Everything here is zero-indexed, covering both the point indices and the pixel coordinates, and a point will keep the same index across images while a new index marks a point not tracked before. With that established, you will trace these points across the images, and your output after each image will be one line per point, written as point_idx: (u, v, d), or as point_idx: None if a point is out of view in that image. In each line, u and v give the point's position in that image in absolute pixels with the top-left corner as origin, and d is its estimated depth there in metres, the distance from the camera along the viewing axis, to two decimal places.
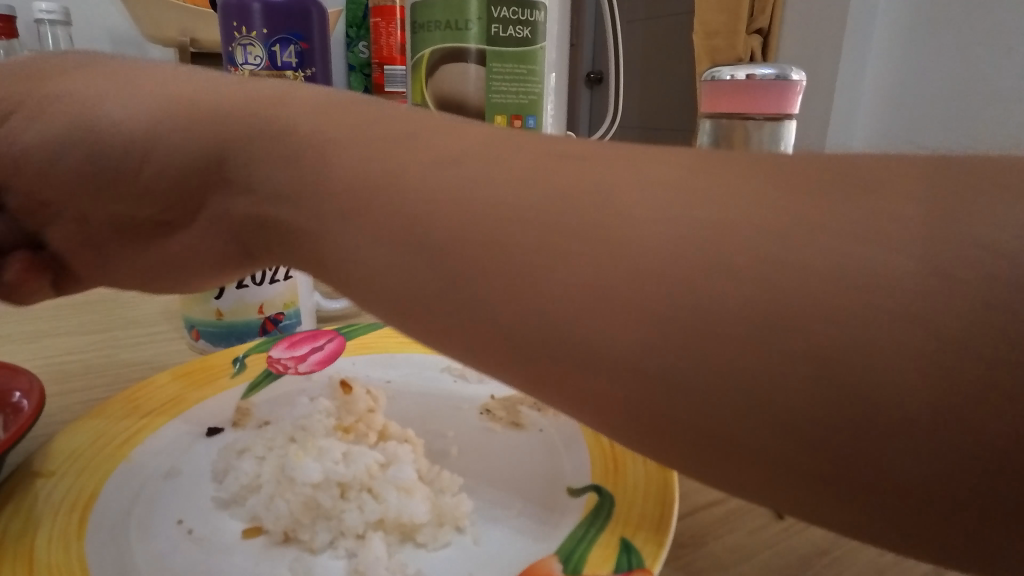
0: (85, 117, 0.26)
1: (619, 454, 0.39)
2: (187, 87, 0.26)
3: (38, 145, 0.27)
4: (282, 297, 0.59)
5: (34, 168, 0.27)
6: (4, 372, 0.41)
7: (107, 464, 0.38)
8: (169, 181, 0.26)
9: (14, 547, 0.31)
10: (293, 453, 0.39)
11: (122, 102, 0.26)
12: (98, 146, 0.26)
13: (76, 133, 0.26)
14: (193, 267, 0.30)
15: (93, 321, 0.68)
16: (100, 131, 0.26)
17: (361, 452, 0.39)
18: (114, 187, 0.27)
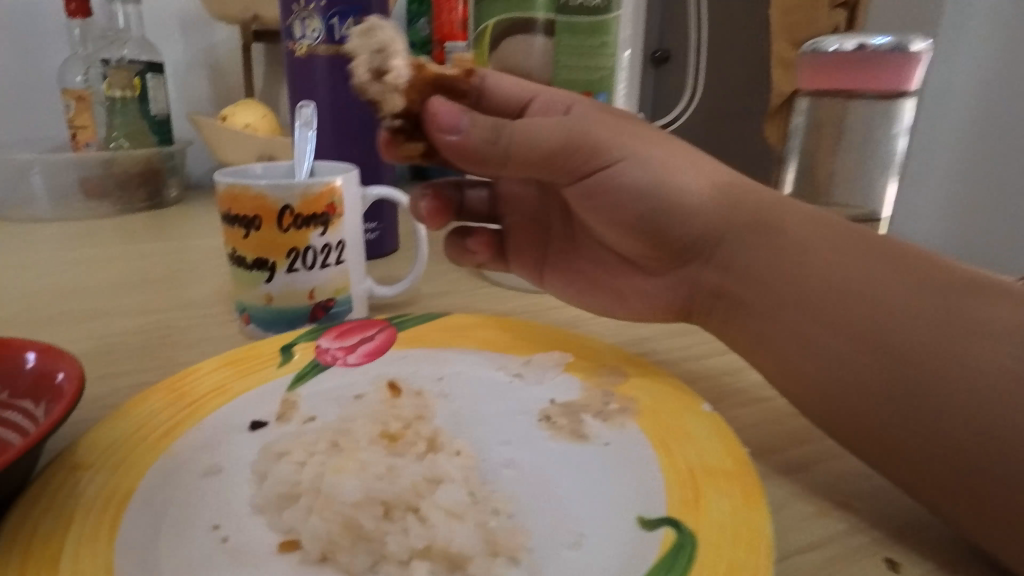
0: (724, 190, 0.47)
1: (700, 482, 0.34)
2: (731, 180, 0.48)
3: (654, 183, 0.47)
4: (333, 282, 0.57)
5: (612, 185, 0.48)
6: (48, 351, 0.39)
7: (144, 460, 0.36)
8: (691, 236, 0.48)
9: (41, 548, 0.29)
10: (334, 466, 0.36)
11: (712, 177, 0.48)
12: (682, 206, 0.47)
13: (660, 183, 0.47)
14: (609, 294, 0.57)
15: (150, 302, 0.67)
16: (654, 192, 0.47)
17: (406, 466, 0.37)
18: (627, 219, 0.50)
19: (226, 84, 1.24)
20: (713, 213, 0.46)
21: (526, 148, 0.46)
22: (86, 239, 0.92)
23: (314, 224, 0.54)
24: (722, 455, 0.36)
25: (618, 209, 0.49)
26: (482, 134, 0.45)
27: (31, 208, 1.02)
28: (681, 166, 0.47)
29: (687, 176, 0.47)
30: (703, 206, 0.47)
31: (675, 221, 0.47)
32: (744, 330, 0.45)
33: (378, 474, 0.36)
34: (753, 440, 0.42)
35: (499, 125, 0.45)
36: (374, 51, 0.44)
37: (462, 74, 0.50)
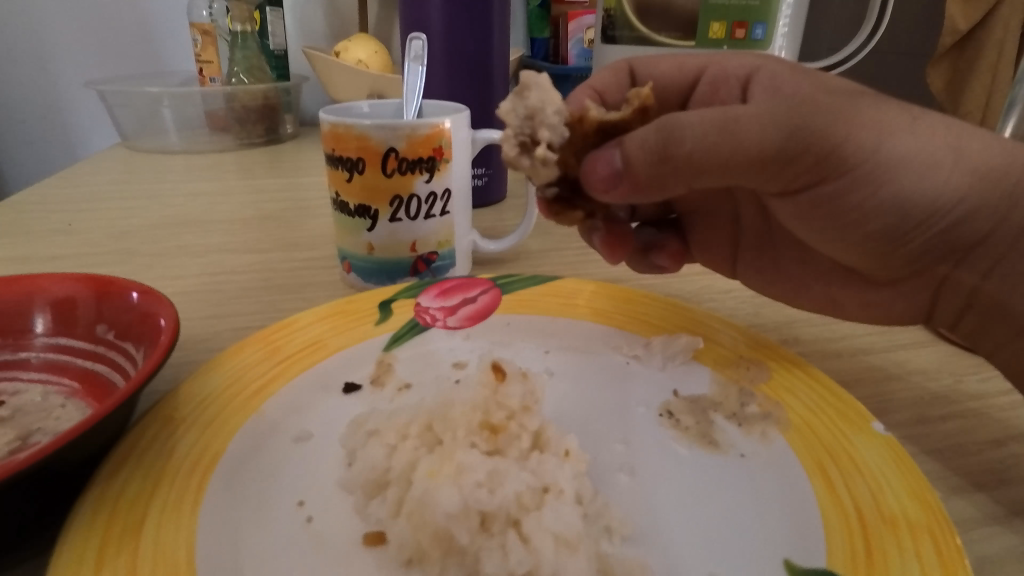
0: (974, 180, 0.35)
1: (874, 529, 0.27)
2: (973, 153, 0.36)
3: (891, 190, 0.36)
4: (437, 235, 0.53)
5: (838, 197, 0.37)
6: (148, 292, 0.37)
7: (236, 420, 0.34)
8: (938, 246, 0.38)
9: (128, 513, 0.27)
10: (426, 469, 0.32)
11: (959, 155, 0.35)
12: (922, 213, 0.37)
13: (904, 189, 0.36)
14: (822, 295, 0.49)
15: (259, 240, 0.67)
16: (893, 201, 0.36)
17: (508, 470, 0.32)
18: (853, 226, 0.39)
19: (340, 15, 1.21)
20: (968, 216, 0.36)
21: (724, 173, 0.35)
22: (208, 172, 0.95)
23: (419, 169, 0.50)
24: (902, 496, 0.28)
25: (843, 225, 0.39)
26: (652, 148, 0.34)
27: (163, 140, 1.07)
28: (921, 164, 0.35)
29: (932, 175, 0.35)
30: (962, 210, 0.36)
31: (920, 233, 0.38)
32: (1000, 338, 0.41)
33: (478, 480, 0.31)
34: (931, 475, 0.34)
35: (665, 129, 0.34)
36: (523, 116, 0.36)
37: (631, 112, 0.37)
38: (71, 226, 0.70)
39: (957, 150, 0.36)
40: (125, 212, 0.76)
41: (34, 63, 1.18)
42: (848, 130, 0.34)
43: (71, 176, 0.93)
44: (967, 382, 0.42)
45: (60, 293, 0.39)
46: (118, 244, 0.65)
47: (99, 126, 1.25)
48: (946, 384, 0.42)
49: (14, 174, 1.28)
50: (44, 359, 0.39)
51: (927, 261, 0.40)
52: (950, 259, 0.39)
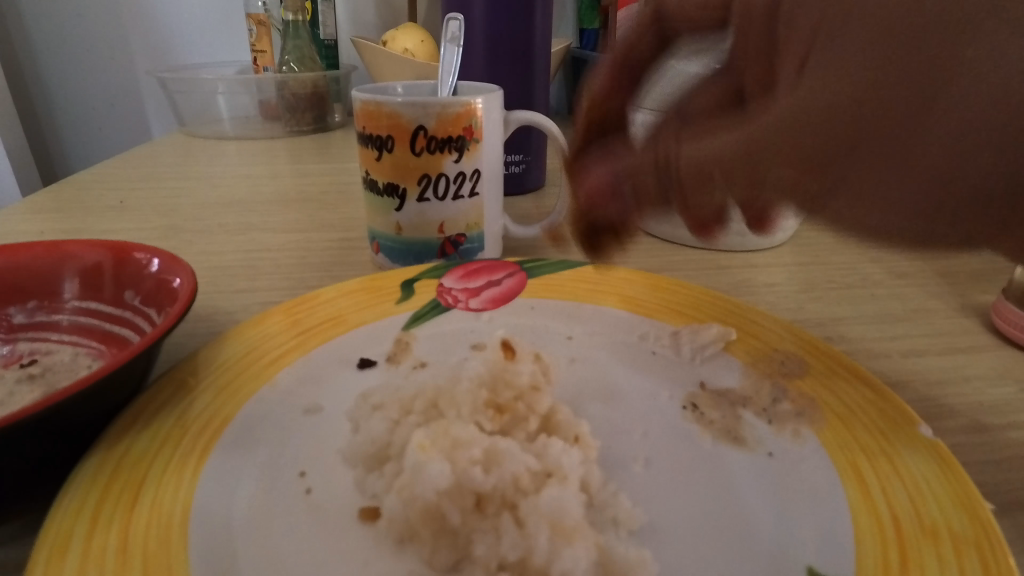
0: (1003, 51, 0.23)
1: (911, 544, 0.24)
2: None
3: (844, 83, 0.25)
4: (466, 217, 0.51)
5: (772, 138, 0.26)
6: (167, 255, 0.37)
7: (247, 388, 0.34)
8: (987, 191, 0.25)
9: (128, 471, 0.27)
10: (420, 440, 0.30)
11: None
12: (904, 124, 0.24)
13: (865, 54, 0.25)
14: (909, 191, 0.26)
15: (297, 221, 0.68)
16: (852, 105, 0.25)
17: (509, 450, 0.30)
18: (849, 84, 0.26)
19: (391, 6, 1.22)
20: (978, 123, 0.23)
21: (696, 148, 0.29)
22: (257, 157, 0.97)
23: (448, 148, 0.49)
24: (947, 506, 0.25)
25: (767, 166, 0.27)
26: (651, 184, 0.31)
27: (218, 126, 1.11)
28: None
29: (911, 22, 0.24)
30: (971, 92, 0.23)
31: (915, 142, 0.25)
32: None
33: (474, 458, 0.29)
34: (989, 488, 0.30)
35: (661, 156, 0.30)
36: None
37: None
38: (124, 204, 0.73)
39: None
40: (175, 191, 0.79)
41: (104, 53, 1.25)
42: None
43: (130, 157, 0.97)
44: None
45: (91, 259, 0.40)
46: (165, 221, 0.68)
47: (161, 113, 1.31)
48: (1011, 393, 0.38)
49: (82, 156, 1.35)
50: (74, 322, 0.40)
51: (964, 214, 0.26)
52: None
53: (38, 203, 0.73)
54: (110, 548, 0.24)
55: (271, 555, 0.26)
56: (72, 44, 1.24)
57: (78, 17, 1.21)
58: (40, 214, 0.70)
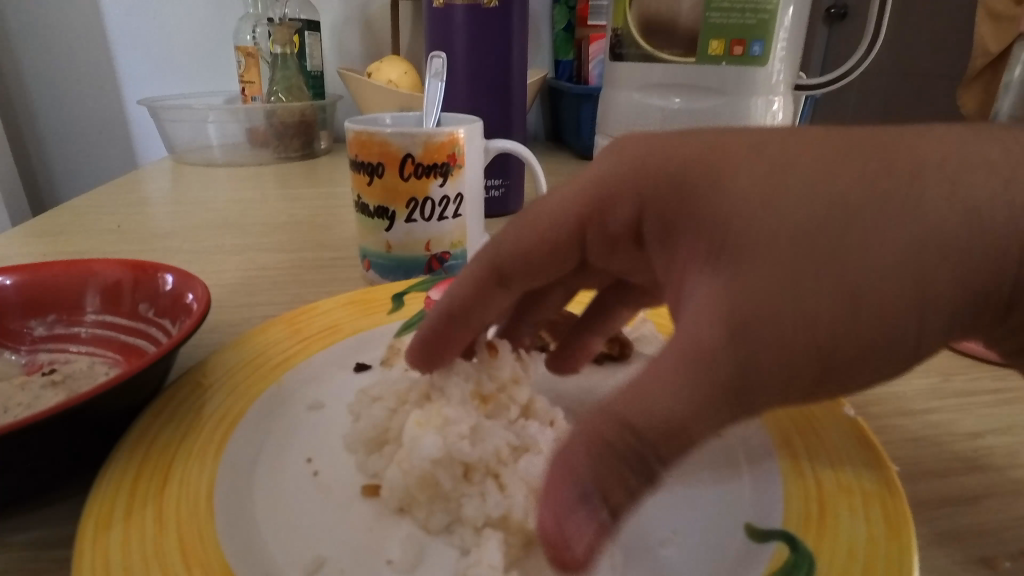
0: (887, 207, 0.23)
1: (829, 497, 0.29)
2: (863, 178, 0.24)
3: (765, 288, 0.23)
4: (450, 235, 0.56)
5: (704, 323, 0.23)
6: (181, 272, 0.41)
7: (256, 387, 0.38)
8: (949, 308, 0.23)
9: (157, 457, 0.31)
10: (415, 422, 0.35)
11: (838, 188, 0.24)
12: (787, 298, 0.23)
13: (756, 236, 0.24)
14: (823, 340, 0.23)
15: (290, 241, 0.72)
16: (781, 304, 0.23)
17: (490, 429, 0.35)
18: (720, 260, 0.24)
19: (376, 40, 1.29)
20: (905, 266, 0.23)
21: (635, 397, 0.23)
22: (248, 182, 1.02)
23: (434, 173, 0.53)
24: (860, 469, 0.30)
25: (718, 384, 0.23)
26: (474, 305, 0.36)
27: (208, 153, 1.15)
28: (771, 172, 0.25)
29: (795, 219, 0.24)
30: (885, 250, 0.23)
31: (865, 310, 0.23)
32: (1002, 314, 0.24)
33: (462, 434, 0.34)
34: (905, 460, 0.35)
35: (484, 279, 0.35)
36: None
37: None
38: (121, 227, 0.76)
39: (820, 176, 0.24)
40: (170, 215, 0.83)
41: (95, 83, 1.29)
42: (691, 166, 0.27)
43: (123, 183, 1.01)
44: (953, 381, 0.43)
45: (109, 276, 0.44)
46: (162, 243, 0.71)
47: (150, 141, 1.35)
48: (933, 382, 0.43)
49: (70, 182, 1.38)
50: (93, 333, 0.44)
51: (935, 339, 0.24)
52: (993, 305, 0.24)
53: (39, 227, 0.76)
54: (148, 519, 0.27)
55: (287, 524, 0.30)
56: (63, 75, 1.27)
57: (71, 50, 1.25)
58: (41, 237, 0.73)
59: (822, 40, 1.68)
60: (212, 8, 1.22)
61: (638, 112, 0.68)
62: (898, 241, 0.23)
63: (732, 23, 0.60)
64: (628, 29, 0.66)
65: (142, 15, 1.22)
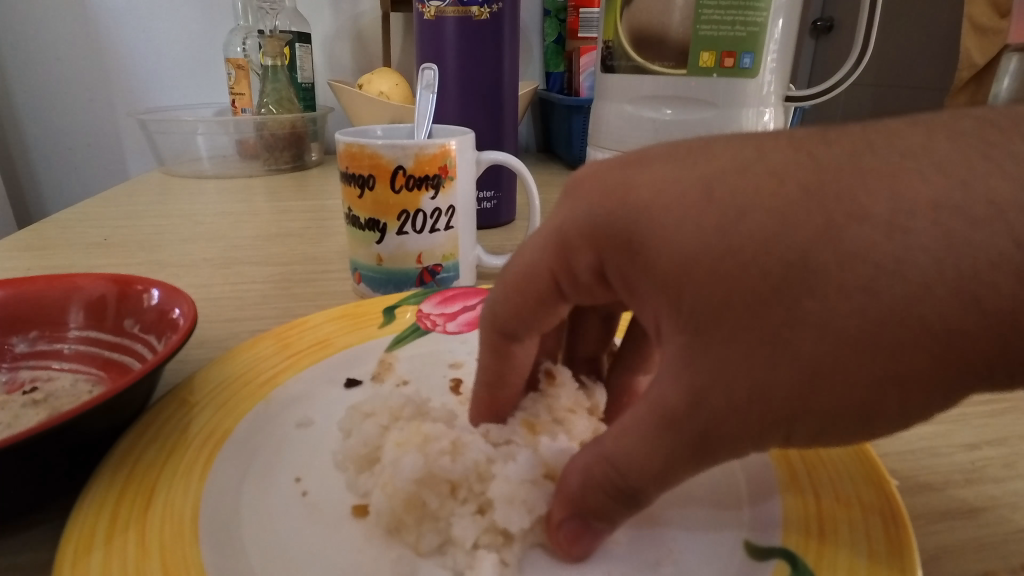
0: (835, 275, 0.21)
1: (830, 513, 0.29)
2: (820, 235, 0.21)
3: (719, 359, 0.23)
4: (442, 248, 0.56)
5: (659, 386, 0.25)
6: (169, 287, 0.40)
7: (244, 405, 0.37)
8: (916, 380, 0.21)
9: (140, 479, 0.30)
10: (396, 441, 0.35)
11: (791, 242, 0.22)
12: (730, 372, 0.23)
13: (696, 306, 0.23)
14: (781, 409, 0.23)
15: (280, 255, 0.71)
16: (723, 377, 0.23)
17: (470, 444, 0.35)
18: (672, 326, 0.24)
19: (368, 52, 1.29)
20: (854, 338, 0.21)
21: (618, 434, 0.26)
22: (237, 194, 1.01)
23: (425, 186, 0.53)
24: (859, 483, 0.30)
25: (685, 440, 0.24)
26: (497, 374, 0.35)
27: (197, 166, 1.14)
28: (717, 231, 0.23)
29: (741, 289, 0.23)
30: (834, 322, 0.21)
31: (819, 382, 0.22)
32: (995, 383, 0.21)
33: (441, 450, 0.34)
34: (903, 473, 0.35)
35: (497, 349, 0.34)
36: None
37: None
38: (108, 241, 0.75)
39: (773, 232, 0.22)
40: (158, 228, 0.82)
41: (83, 96, 1.28)
42: (639, 219, 0.25)
43: (111, 196, 1.00)
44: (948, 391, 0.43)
45: (94, 291, 0.43)
46: (150, 256, 0.70)
47: (139, 153, 1.34)
48: None
49: (57, 195, 1.36)
50: (77, 350, 0.42)
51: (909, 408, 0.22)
52: (990, 371, 0.20)
53: (23, 241, 0.75)
54: (129, 543, 0.26)
55: (275, 547, 0.29)
56: (51, 87, 1.26)
57: (58, 62, 1.24)
58: (25, 251, 0.71)
59: (809, 53, 1.71)
60: (202, 20, 1.22)
61: (629, 124, 0.68)
62: (837, 316, 0.21)
63: (722, 36, 0.60)
64: (620, 42, 0.66)
65: (132, 28, 1.22)
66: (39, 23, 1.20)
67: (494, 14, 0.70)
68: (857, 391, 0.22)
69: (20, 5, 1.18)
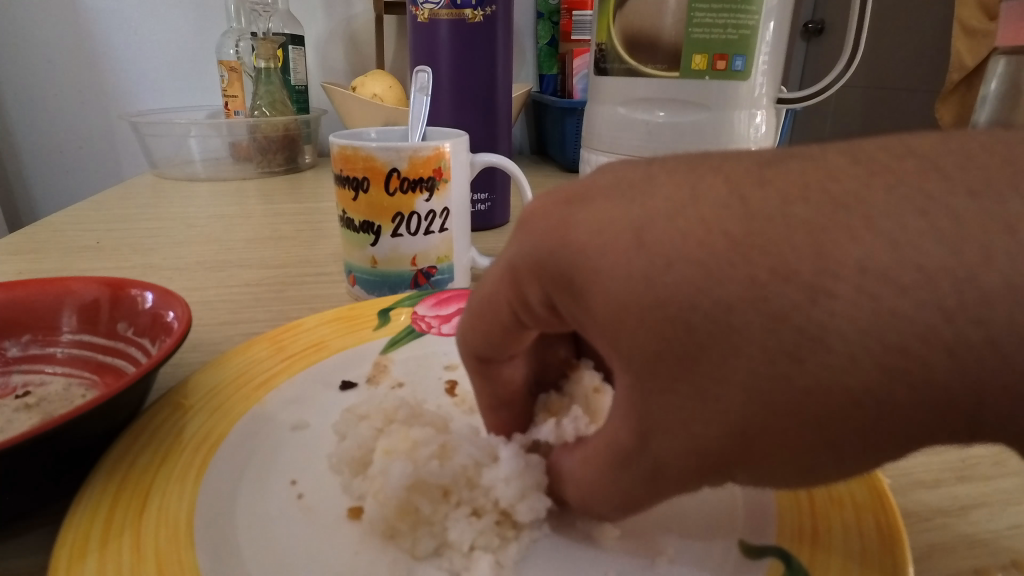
0: (763, 341, 0.19)
1: (825, 511, 0.29)
2: (751, 296, 0.19)
3: (657, 417, 0.22)
4: (436, 250, 0.56)
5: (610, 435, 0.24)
6: (161, 290, 0.40)
7: (237, 409, 0.37)
8: (852, 442, 0.20)
9: (132, 484, 0.30)
10: (385, 448, 0.34)
11: (723, 304, 0.19)
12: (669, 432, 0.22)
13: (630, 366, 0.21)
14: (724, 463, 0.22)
15: (274, 257, 0.71)
16: (663, 437, 0.22)
17: (459, 446, 0.34)
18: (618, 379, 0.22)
19: (361, 55, 1.29)
20: (782, 406, 0.20)
21: (584, 461, 0.27)
22: (231, 197, 1.00)
23: (419, 188, 0.53)
24: (853, 481, 0.30)
25: (635, 478, 0.25)
26: (492, 391, 0.31)
27: (190, 168, 1.14)
28: (646, 288, 0.20)
29: (670, 357, 0.20)
30: (757, 391, 0.20)
31: (757, 443, 0.21)
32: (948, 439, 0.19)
33: (430, 455, 0.34)
34: (894, 471, 0.36)
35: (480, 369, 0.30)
36: None
37: None
38: (101, 244, 0.75)
39: (706, 295, 0.20)
40: (151, 231, 0.81)
41: (74, 98, 1.27)
42: (574, 270, 0.22)
43: (103, 199, 0.99)
44: None
45: (86, 295, 0.43)
46: (142, 259, 0.70)
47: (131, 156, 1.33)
48: None
49: (48, 198, 1.35)
50: (69, 354, 0.42)
51: (851, 462, 0.21)
52: None
53: (16, 245, 0.74)
54: (124, 548, 0.26)
55: (271, 550, 0.29)
56: (42, 90, 1.25)
57: (49, 64, 1.23)
58: (18, 255, 0.71)
59: (800, 55, 1.73)
60: (194, 22, 1.22)
61: (622, 126, 0.69)
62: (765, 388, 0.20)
63: (713, 38, 0.61)
64: (613, 45, 0.66)
65: (124, 30, 1.22)
66: (29, 25, 1.20)
67: (488, 16, 0.70)
68: (791, 454, 0.21)
69: (11, 7, 1.18)
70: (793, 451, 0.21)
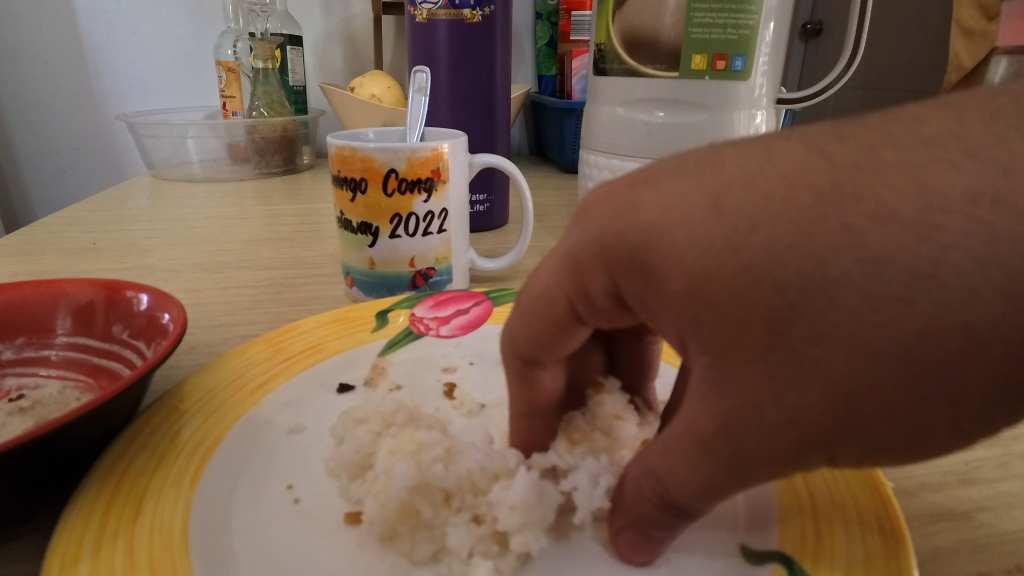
0: (864, 280, 0.19)
1: (827, 515, 0.29)
2: (817, 250, 0.20)
3: (746, 383, 0.22)
4: (435, 251, 0.55)
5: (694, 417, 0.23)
6: (157, 292, 0.40)
7: (234, 412, 0.37)
8: (935, 411, 0.19)
9: (127, 488, 0.29)
10: (390, 449, 0.34)
11: (798, 261, 0.20)
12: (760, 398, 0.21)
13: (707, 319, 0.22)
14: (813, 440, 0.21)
15: (271, 259, 0.71)
16: (755, 402, 0.22)
17: (465, 450, 0.34)
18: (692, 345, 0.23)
19: (360, 55, 1.28)
20: (873, 360, 0.20)
21: (661, 451, 0.25)
22: (228, 198, 1.00)
23: (418, 189, 0.53)
24: (854, 484, 0.30)
25: (721, 462, 0.23)
26: (526, 393, 0.33)
27: (187, 169, 1.13)
28: (726, 248, 0.21)
29: (760, 305, 0.21)
30: (851, 342, 0.20)
31: (850, 409, 0.20)
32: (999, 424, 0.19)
33: (435, 458, 0.33)
34: (897, 475, 0.35)
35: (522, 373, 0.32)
36: None
37: None
38: (97, 245, 0.75)
39: (784, 253, 0.21)
40: (148, 232, 0.81)
41: (71, 99, 1.26)
42: (646, 242, 0.23)
43: (100, 200, 0.99)
44: None
45: (81, 297, 0.42)
46: (139, 261, 0.70)
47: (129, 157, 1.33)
48: None
49: (46, 199, 1.34)
50: (63, 356, 0.42)
51: (923, 435, 0.20)
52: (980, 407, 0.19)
53: (11, 246, 0.74)
54: (117, 554, 0.26)
55: (266, 556, 0.28)
56: (38, 90, 1.25)
57: (45, 65, 1.23)
58: (13, 256, 0.71)
59: (798, 56, 1.73)
60: (192, 23, 1.21)
61: (621, 126, 0.68)
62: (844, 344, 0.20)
63: (713, 38, 0.61)
64: (612, 45, 0.66)
65: (122, 30, 1.21)
66: (25, 26, 1.19)
67: (486, 16, 0.70)
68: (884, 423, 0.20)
69: (7, 8, 1.17)
70: (877, 418, 0.20)
